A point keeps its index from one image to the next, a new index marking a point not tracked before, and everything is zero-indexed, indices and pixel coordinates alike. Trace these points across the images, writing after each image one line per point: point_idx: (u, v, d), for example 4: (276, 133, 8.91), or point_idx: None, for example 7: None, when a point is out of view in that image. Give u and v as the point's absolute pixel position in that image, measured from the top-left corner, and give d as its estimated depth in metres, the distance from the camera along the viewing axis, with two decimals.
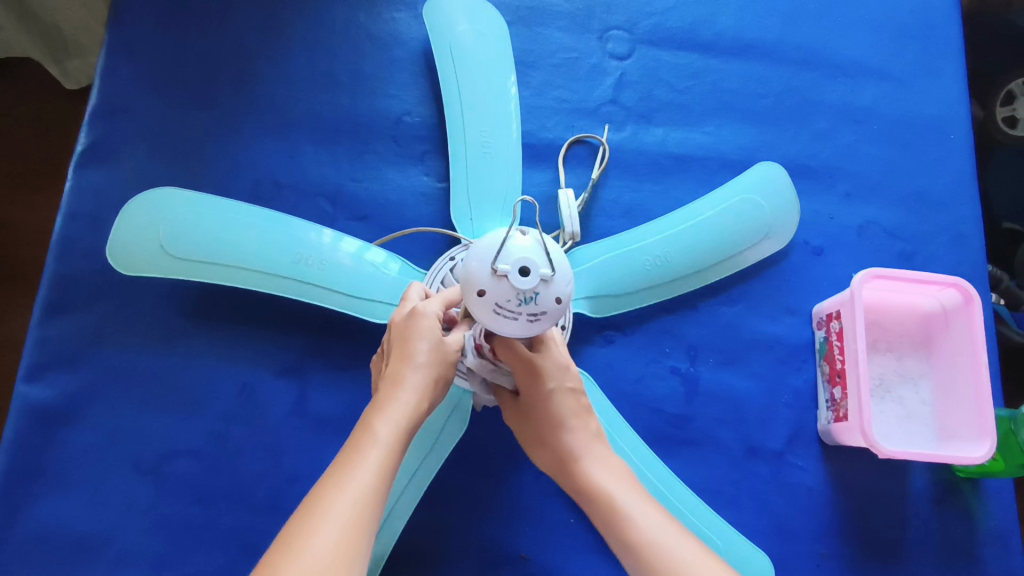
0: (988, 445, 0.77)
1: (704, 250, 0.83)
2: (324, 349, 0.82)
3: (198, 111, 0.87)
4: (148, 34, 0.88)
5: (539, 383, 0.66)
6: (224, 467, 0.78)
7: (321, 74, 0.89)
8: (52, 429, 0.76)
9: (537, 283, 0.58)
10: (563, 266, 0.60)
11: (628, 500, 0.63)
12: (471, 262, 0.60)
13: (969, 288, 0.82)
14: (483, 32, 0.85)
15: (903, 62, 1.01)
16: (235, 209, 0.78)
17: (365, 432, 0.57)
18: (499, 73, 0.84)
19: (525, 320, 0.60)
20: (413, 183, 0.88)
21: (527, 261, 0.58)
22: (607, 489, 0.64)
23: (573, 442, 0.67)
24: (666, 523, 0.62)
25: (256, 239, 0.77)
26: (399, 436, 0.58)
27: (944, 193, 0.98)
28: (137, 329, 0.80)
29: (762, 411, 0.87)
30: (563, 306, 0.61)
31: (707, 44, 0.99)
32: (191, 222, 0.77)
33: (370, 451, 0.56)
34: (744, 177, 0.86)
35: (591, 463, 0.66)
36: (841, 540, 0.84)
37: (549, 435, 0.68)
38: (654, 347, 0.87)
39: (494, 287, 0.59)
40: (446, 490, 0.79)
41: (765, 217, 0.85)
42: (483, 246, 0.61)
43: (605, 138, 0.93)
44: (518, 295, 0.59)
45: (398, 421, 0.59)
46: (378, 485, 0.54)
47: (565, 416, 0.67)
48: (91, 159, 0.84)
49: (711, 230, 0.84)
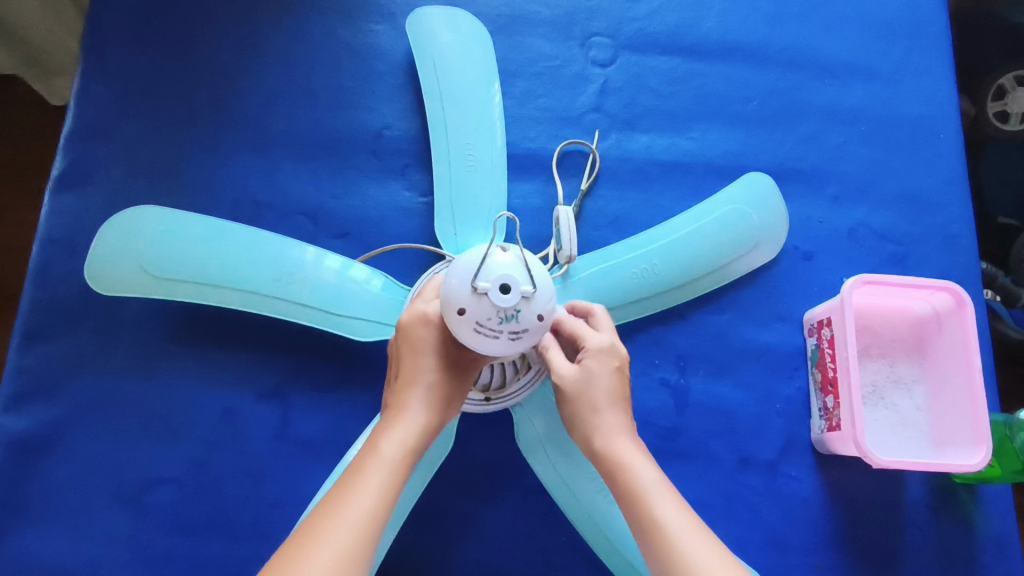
0: (984, 451, 0.76)
1: (689, 266, 0.82)
2: (307, 370, 0.80)
3: (175, 131, 0.85)
4: (123, 53, 0.87)
5: (608, 357, 0.65)
6: (207, 494, 0.76)
7: (299, 90, 0.88)
8: (31, 460, 0.75)
9: (518, 300, 0.57)
10: (545, 284, 0.60)
11: (663, 497, 0.58)
12: (450, 280, 0.59)
13: (961, 292, 0.80)
14: (466, 43, 0.84)
15: (890, 61, 1.00)
16: (218, 228, 0.76)
17: (371, 451, 0.58)
18: (484, 85, 0.83)
19: (506, 338, 0.59)
20: (396, 199, 0.87)
21: (507, 278, 0.58)
22: (648, 480, 0.59)
23: (613, 419, 0.63)
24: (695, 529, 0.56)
25: (238, 257, 0.76)
26: (405, 455, 0.59)
27: (934, 193, 0.97)
28: (115, 355, 0.79)
29: (754, 422, 0.86)
30: (545, 324, 0.60)
31: (691, 47, 0.97)
32: (173, 243, 0.75)
33: (373, 470, 0.56)
34: (734, 187, 0.85)
35: (625, 447, 0.62)
36: (836, 551, 0.83)
37: (588, 409, 0.64)
38: (643, 359, 0.86)
39: (474, 305, 0.58)
40: (433, 513, 0.78)
41: (756, 228, 0.84)
42: (462, 264, 0.60)
43: (596, 146, 0.92)
44: (499, 313, 0.58)
45: (405, 439, 0.60)
46: (380, 504, 0.54)
47: (619, 395, 0.65)
48: (66, 183, 0.83)
49: (697, 245, 0.82)
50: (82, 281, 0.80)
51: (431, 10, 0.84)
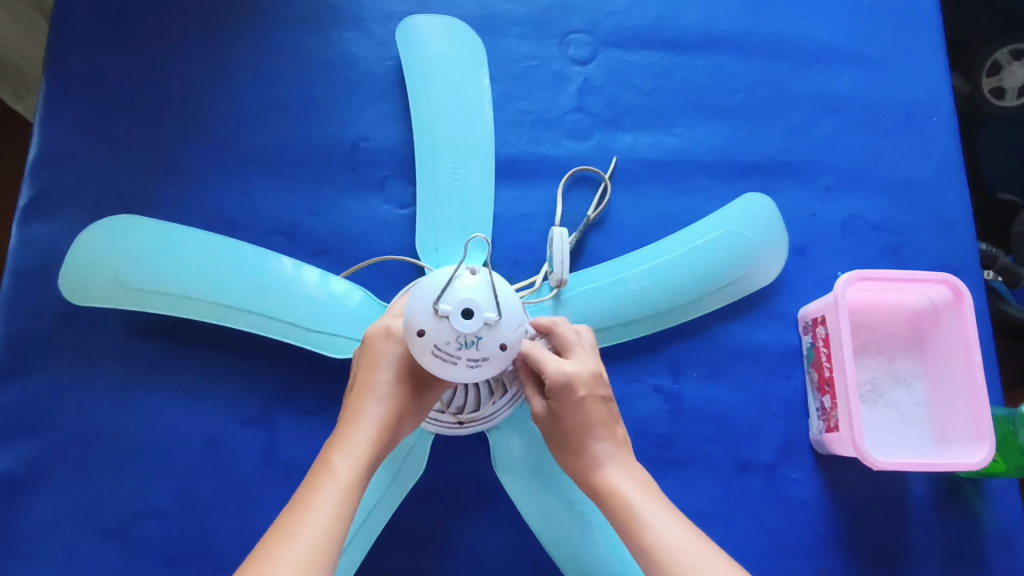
0: (987, 449, 0.74)
1: (686, 284, 0.80)
2: (290, 393, 0.78)
3: (145, 153, 0.83)
4: (88, 76, 0.84)
5: (571, 391, 0.63)
6: (194, 525, 0.75)
7: (270, 104, 0.86)
8: (12, 499, 0.74)
9: (480, 326, 0.55)
10: (511, 311, 0.58)
11: (658, 520, 0.58)
12: (413, 302, 0.57)
13: (959, 284, 0.78)
14: (461, 61, 0.81)
15: (879, 44, 0.97)
16: (198, 236, 0.74)
17: (324, 469, 0.56)
18: (473, 100, 0.81)
19: (465, 365, 0.56)
20: (375, 212, 0.84)
21: (470, 302, 0.56)
22: (633, 503, 0.60)
23: (599, 449, 0.63)
24: (707, 550, 0.56)
25: (216, 269, 0.74)
26: (359, 473, 0.57)
27: (930, 179, 0.94)
28: (93, 387, 0.77)
29: (751, 424, 0.84)
30: (507, 354, 0.57)
31: (674, 40, 0.94)
32: (153, 253, 0.73)
33: (327, 490, 0.55)
34: (734, 208, 0.83)
35: (614, 474, 0.62)
36: (840, 553, 0.81)
37: (573, 445, 0.64)
38: (634, 366, 0.84)
39: (434, 328, 0.56)
40: (425, 531, 0.77)
41: (751, 250, 0.82)
42: (427, 284, 0.58)
43: (609, 175, 0.89)
44: (459, 338, 0.56)
45: (358, 457, 0.58)
46: (334, 527, 0.52)
47: (593, 423, 0.63)
48: (35, 213, 0.81)
49: (695, 266, 0.80)
50: (55, 311, 0.78)
51: (422, 18, 0.82)
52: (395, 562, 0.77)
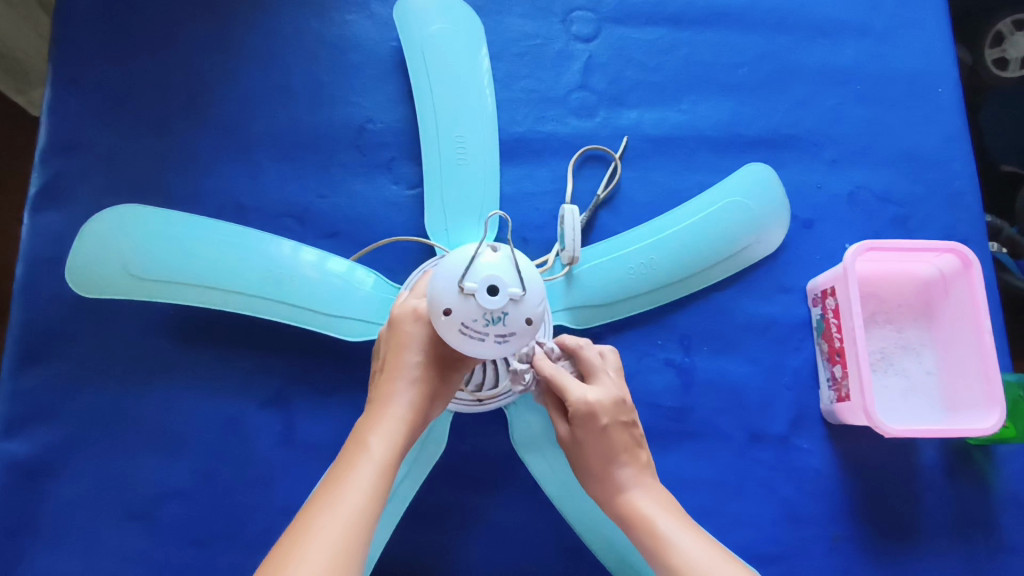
0: (998, 414, 0.75)
1: (692, 257, 0.80)
2: (306, 374, 0.79)
3: (153, 139, 0.83)
4: (94, 64, 0.84)
5: (594, 419, 0.63)
6: (215, 505, 0.76)
7: (276, 88, 0.86)
8: (34, 484, 0.75)
9: (505, 303, 0.55)
10: (534, 286, 0.58)
11: (679, 538, 0.58)
12: (437, 280, 0.57)
13: (968, 252, 0.79)
14: (459, 35, 0.80)
15: (883, 15, 0.97)
16: (211, 225, 0.74)
17: (359, 448, 0.57)
18: (474, 76, 0.80)
19: (493, 341, 0.57)
20: (384, 193, 0.85)
21: (495, 278, 0.56)
22: (654, 523, 0.60)
23: (620, 475, 0.63)
24: (731, 563, 0.55)
25: (222, 257, 0.74)
26: (392, 452, 0.58)
27: (935, 149, 0.94)
28: (110, 372, 0.78)
29: (761, 396, 0.85)
30: (533, 328, 0.58)
31: (677, 16, 0.94)
32: (162, 245, 0.73)
33: (363, 467, 0.55)
34: (737, 179, 0.83)
35: (638, 499, 0.62)
36: (854, 521, 0.82)
37: (595, 474, 0.64)
38: (645, 341, 0.84)
39: (460, 306, 0.56)
40: (443, 508, 0.78)
41: (754, 220, 0.82)
42: (450, 262, 0.58)
43: (620, 154, 0.89)
44: (485, 315, 0.56)
45: (392, 439, 0.58)
46: (371, 504, 0.53)
47: (617, 450, 0.63)
48: (47, 201, 0.81)
49: (702, 238, 0.80)
50: (68, 300, 0.79)
51: None
52: (415, 537, 0.78)
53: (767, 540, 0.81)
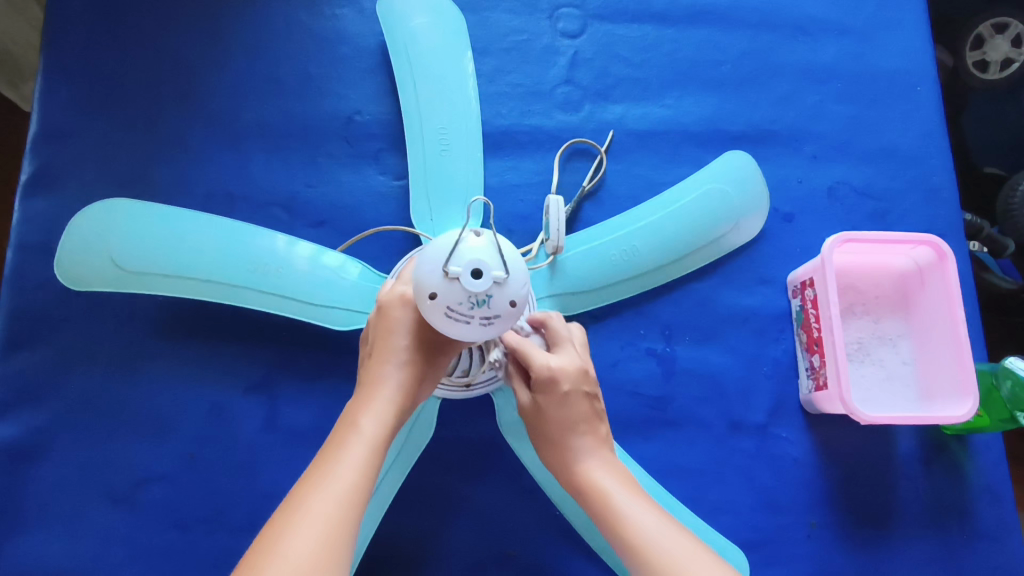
0: (971, 402, 0.76)
1: (671, 244, 0.82)
2: (291, 361, 0.80)
3: (142, 127, 0.84)
4: (86, 53, 0.85)
5: (555, 386, 0.64)
6: (199, 489, 0.77)
7: (265, 80, 0.87)
8: (21, 467, 0.75)
9: (490, 285, 0.56)
10: (517, 269, 0.59)
11: (629, 503, 0.60)
12: (423, 265, 0.58)
13: (942, 244, 0.81)
14: (440, 28, 0.82)
15: (863, 15, 0.99)
16: (199, 219, 0.75)
17: (351, 428, 0.58)
18: (456, 68, 0.82)
19: (478, 324, 0.58)
20: (370, 183, 0.86)
21: (479, 262, 0.57)
22: (607, 489, 0.61)
23: (577, 442, 0.65)
24: (678, 535, 0.57)
25: (207, 248, 0.74)
26: (384, 433, 0.59)
27: (914, 146, 0.96)
28: (97, 356, 0.79)
29: (741, 385, 0.86)
30: (517, 310, 0.58)
31: (662, 14, 0.96)
32: (150, 233, 0.74)
33: (355, 446, 0.56)
34: (715, 166, 0.84)
35: (594, 467, 0.64)
36: (831, 509, 0.84)
37: (551, 441, 0.65)
38: (628, 330, 0.85)
39: (445, 290, 0.57)
40: (424, 494, 0.79)
41: (733, 204, 0.84)
42: (435, 248, 0.59)
43: (605, 148, 0.91)
44: (471, 298, 0.57)
45: (383, 421, 0.60)
46: (362, 481, 0.54)
47: (576, 418, 0.65)
48: (36, 188, 0.82)
49: (682, 225, 0.82)
50: (57, 285, 0.79)
51: None
52: (398, 523, 0.78)
53: (746, 528, 0.82)
